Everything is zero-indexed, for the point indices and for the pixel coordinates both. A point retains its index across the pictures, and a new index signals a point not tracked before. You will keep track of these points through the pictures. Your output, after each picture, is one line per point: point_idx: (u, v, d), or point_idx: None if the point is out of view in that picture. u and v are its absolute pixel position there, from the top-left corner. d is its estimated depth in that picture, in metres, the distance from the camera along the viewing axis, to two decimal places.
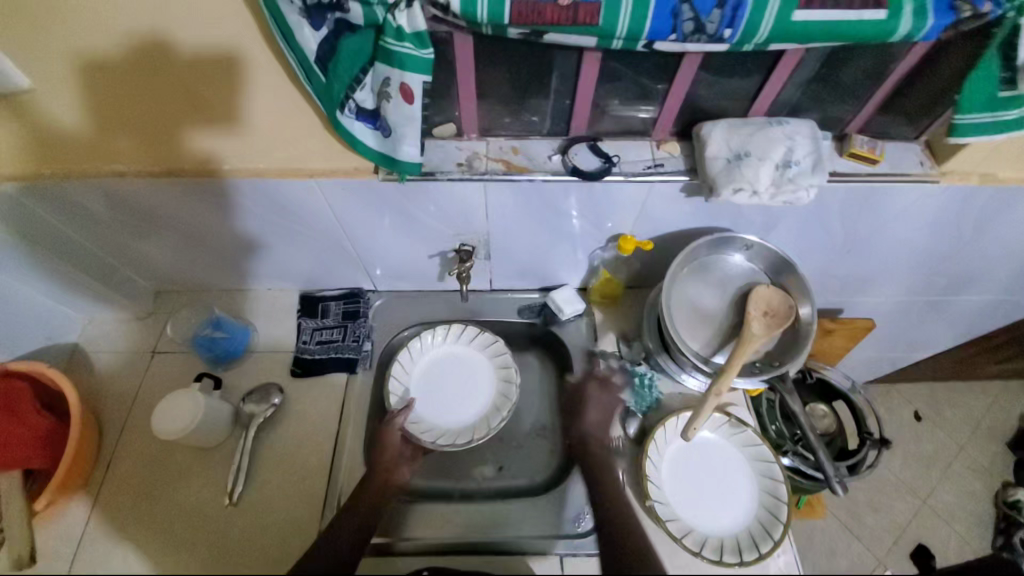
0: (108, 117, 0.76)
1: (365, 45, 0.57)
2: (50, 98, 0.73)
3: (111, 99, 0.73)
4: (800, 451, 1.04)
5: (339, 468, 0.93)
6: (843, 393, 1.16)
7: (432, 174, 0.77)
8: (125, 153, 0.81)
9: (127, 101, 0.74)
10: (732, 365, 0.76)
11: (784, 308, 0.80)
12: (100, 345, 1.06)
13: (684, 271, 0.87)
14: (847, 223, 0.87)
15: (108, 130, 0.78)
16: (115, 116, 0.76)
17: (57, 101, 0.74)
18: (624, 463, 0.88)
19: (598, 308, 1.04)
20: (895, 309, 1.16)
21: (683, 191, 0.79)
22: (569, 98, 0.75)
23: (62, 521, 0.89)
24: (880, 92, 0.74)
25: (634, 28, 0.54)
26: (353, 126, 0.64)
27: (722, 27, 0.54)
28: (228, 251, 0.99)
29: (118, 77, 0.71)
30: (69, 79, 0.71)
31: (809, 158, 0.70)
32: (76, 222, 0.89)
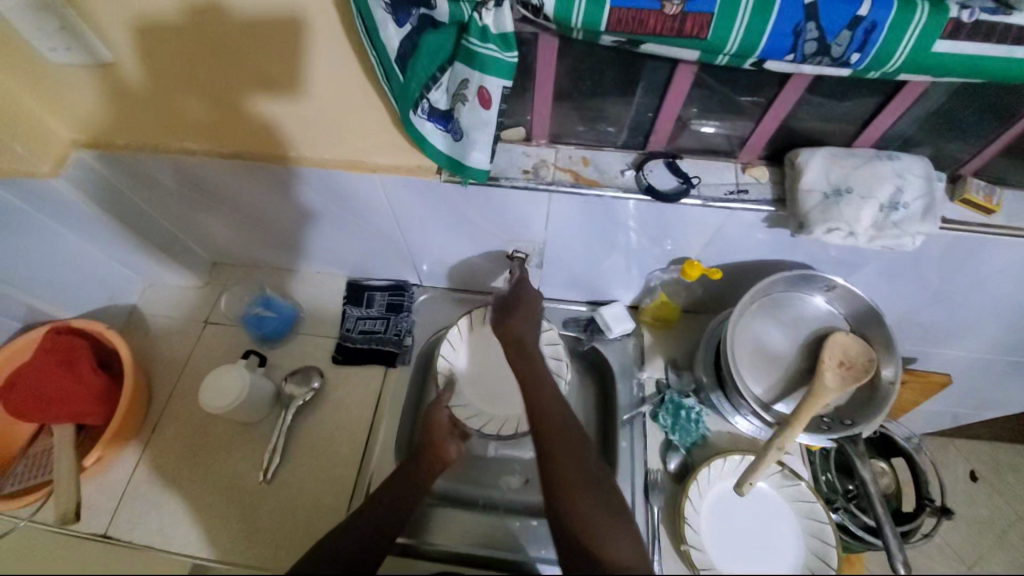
0: (173, 82, 0.75)
1: (446, 42, 0.54)
2: (125, 68, 0.74)
3: (184, 70, 0.73)
4: (852, 509, 0.89)
5: (369, 460, 0.92)
6: (904, 451, 1.04)
7: (496, 180, 0.73)
8: (190, 126, 0.81)
9: (193, 73, 0.73)
10: (800, 417, 0.70)
11: (864, 360, 0.74)
12: (157, 310, 1.10)
13: (753, 305, 0.82)
14: (945, 272, 0.78)
15: (175, 101, 0.78)
16: (181, 86, 0.75)
17: (130, 70, 0.74)
18: (660, 499, 0.84)
19: (648, 329, 0.98)
20: (975, 368, 1.04)
21: (764, 222, 0.73)
22: (651, 111, 0.69)
23: (108, 475, 0.94)
24: (1012, 134, 0.65)
25: (746, 46, 0.50)
26: (423, 126, 0.62)
27: (849, 52, 0.49)
28: (283, 233, 1.00)
29: (180, 39, 0.69)
30: (141, 51, 0.71)
31: (920, 202, 0.63)
32: (146, 190, 0.92)
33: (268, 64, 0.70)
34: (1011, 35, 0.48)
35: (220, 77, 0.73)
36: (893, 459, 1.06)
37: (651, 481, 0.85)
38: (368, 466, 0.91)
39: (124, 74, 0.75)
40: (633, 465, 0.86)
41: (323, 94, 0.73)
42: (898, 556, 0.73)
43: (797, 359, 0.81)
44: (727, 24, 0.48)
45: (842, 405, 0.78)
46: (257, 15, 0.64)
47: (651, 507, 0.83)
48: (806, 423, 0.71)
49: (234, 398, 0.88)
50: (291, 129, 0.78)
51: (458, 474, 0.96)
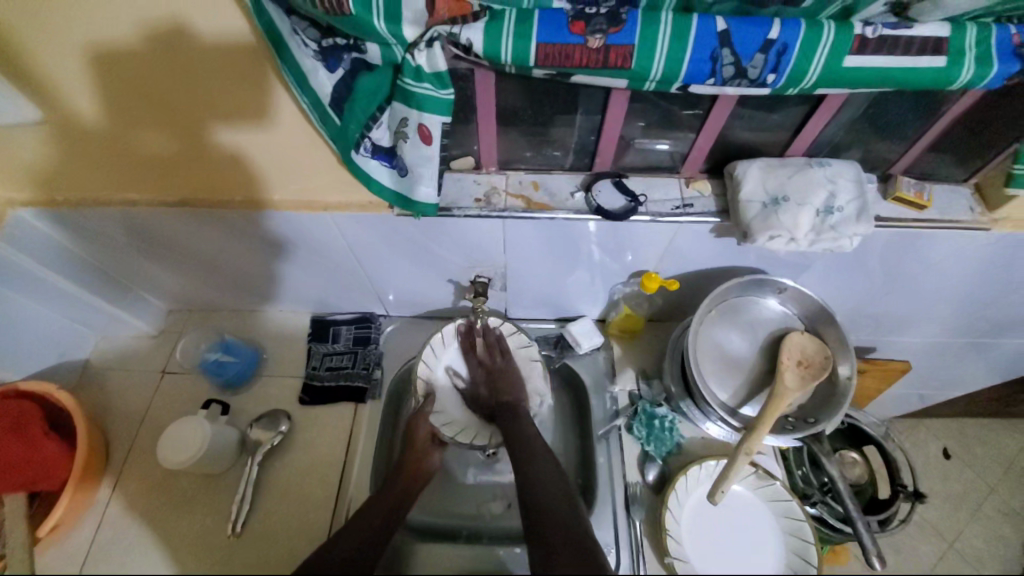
0: (125, 117, 0.70)
1: (382, 84, 0.55)
2: (79, 104, 0.69)
3: (132, 99, 0.68)
4: (828, 502, 0.91)
5: (345, 498, 0.90)
6: (875, 439, 1.07)
7: (448, 211, 0.74)
8: (150, 161, 0.77)
9: (151, 106, 0.68)
10: (764, 421, 0.72)
11: (820, 358, 0.77)
12: (111, 364, 1.05)
13: (712, 312, 0.84)
14: (888, 265, 0.81)
15: (134, 137, 0.73)
16: (140, 116, 0.70)
17: (86, 103, 0.69)
18: (641, 513, 0.84)
19: (616, 342, 0.99)
20: (930, 351, 1.08)
21: (712, 232, 0.75)
22: (593, 133, 0.72)
23: (67, 545, 0.87)
24: (929, 134, 0.70)
25: (669, 72, 0.52)
26: (368, 164, 0.62)
27: (766, 72, 0.52)
28: (239, 274, 0.98)
29: (131, 66, 0.64)
30: (99, 89, 0.67)
31: (853, 204, 0.67)
32: (92, 243, 0.89)
33: (233, 93, 0.66)
34: (911, 48, 0.51)
35: (183, 108, 0.69)
36: (864, 447, 1.09)
37: (630, 495, 0.85)
38: (344, 504, 0.89)
39: (80, 111, 0.70)
40: (611, 480, 0.86)
41: (294, 127, 0.70)
42: (871, 552, 0.75)
43: (759, 361, 0.83)
44: (648, 52, 0.50)
45: (806, 402, 0.81)
46: (211, 46, 0.61)
47: (632, 522, 0.83)
48: (771, 424, 0.73)
49: (197, 450, 0.85)
50: (261, 157, 0.75)
51: (439, 506, 0.94)
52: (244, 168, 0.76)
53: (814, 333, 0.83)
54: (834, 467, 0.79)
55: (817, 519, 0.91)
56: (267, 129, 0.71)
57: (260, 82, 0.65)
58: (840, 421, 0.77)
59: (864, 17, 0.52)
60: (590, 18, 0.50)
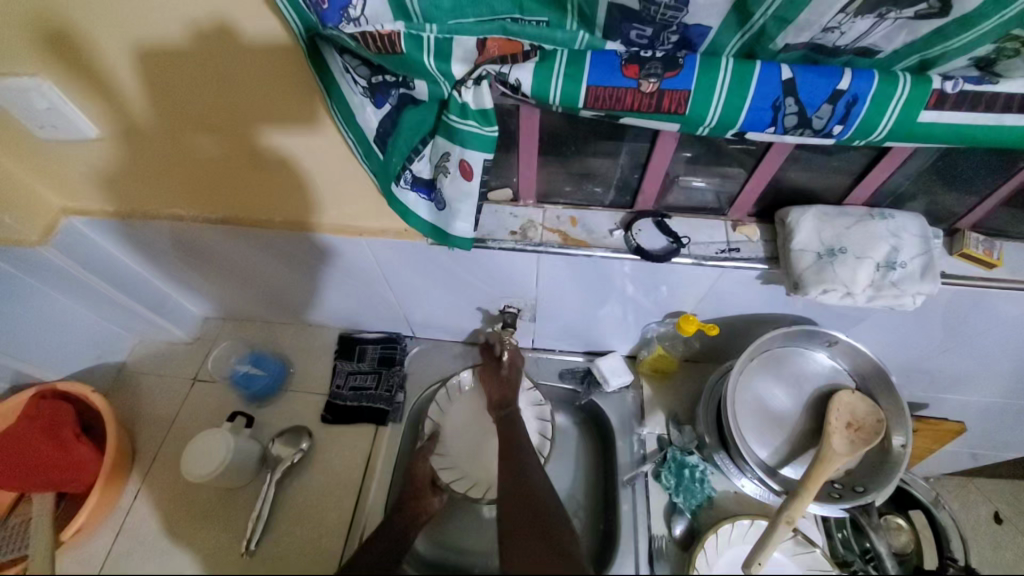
0: (174, 121, 0.70)
1: (427, 117, 0.55)
2: (134, 110, 0.70)
3: (181, 103, 0.67)
4: (872, 574, 0.81)
5: (360, 522, 0.88)
6: (922, 503, 0.98)
7: (483, 242, 0.73)
8: (200, 167, 0.77)
9: (201, 109, 0.68)
10: (809, 487, 0.67)
11: (873, 421, 0.71)
12: (146, 368, 1.08)
13: (753, 361, 0.80)
14: (950, 322, 0.75)
15: (182, 143, 0.74)
16: (190, 125, 0.71)
17: (139, 106, 0.69)
18: (666, 570, 0.79)
19: (646, 382, 0.95)
20: (990, 412, 0.99)
21: (758, 278, 0.71)
22: (637, 172, 0.70)
23: (85, 548, 0.89)
24: (1004, 190, 0.65)
25: (726, 118, 0.49)
26: (407, 197, 0.62)
27: (831, 123, 0.49)
28: (272, 289, 0.99)
29: (177, 69, 0.63)
30: (153, 93, 0.67)
31: (918, 260, 0.62)
32: (139, 250, 0.93)
33: (278, 97, 0.65)
34: (996, 104, 0.48)
35: (229, 113, 0.68)
36: (910, 512, 1.00)
37: (655, 548, 0.80)
38: (357, 534, 0.87)
39: (135, 116, 0.71)
40: (636, 532, 0.81)
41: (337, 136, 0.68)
42: None
43: (803, 418, 0.78)
44: (705, 99, 0.48)
45: (855, 468, 0.75)
46: (257, 66, 0.61)
47: None
48: (816, 491, 0.68)
49: (219, 463, 0.85)
50: (308, 163, 0.74)
51: (455, 540, 0.91)
52: (287, 176, 0.76)
53: (867, 394, 0.77)
54: (880, 542, 0.75)
55: None
56: (312, 133, 0.69)
57: (306, 85, 0.63)
58: (893, 490, 0.71)
59: (942, 70, 0.48)
60: (644, 62, 0.48)
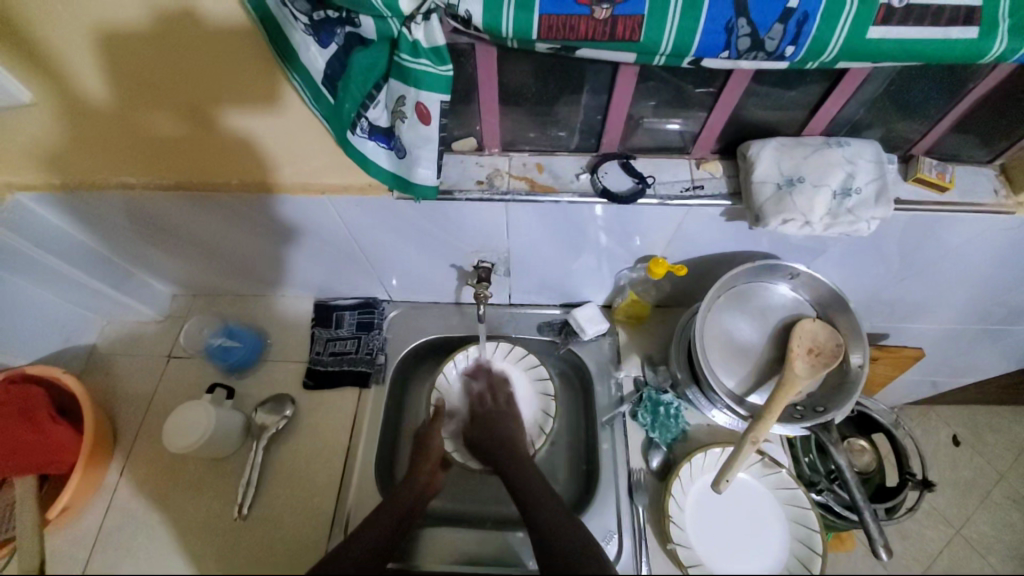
0: (129, 93, 0.69)
1: (378, 60, 0.55)
2: (85, 87, 0.69)
3: (139, 78, 0.67)
4: (836, 491, 0.88)
5: (350, 480, 0.90)
6: (884, 427, 1.03)
7: (449, 193, 0.72)
8: (151, 142, 0.75)
9: (155, 83, 0.67)
10: (772, 408, 0.71)
11: (832, 345, 0.77)
12: (116, 349, 1.05)
13: (719, 298, 0.83)
14: (906, 249, 0.78)
15: (142, 118, 0.72)
16: (149, 99, 0.69)
17: (91, 83, 0.68)
18: (645, 499, 0.83)
19: (622, 328, 0.97)
20: (945, 338, 1.04)
21: (723, 215, 0.73)
22: (600, 113, 0.69)
23: (78, 525, 0.89)
24: (955, 113, 0.66)
25: (680, 45, 0.50)
26: (365, 146, 0.62)
27: (783, 44, 0.50)
28: (239, 260, 0.97)
29: (135, 48, 0.64)
30: (104, 69, 0.66)
31: (872, 186, 0.64)
32: (91, 225, 0.88)
33: (242, 76, 0.66)
34: (943, 18, 0.49)
35: (189, 92, 0.68)
36: (872, 435, 1.05)
37: (634, 481, 0.84)
38: (347, 494, 0.89)
39: (83, 93, 0.69)
40: (615, 467, 0.85)
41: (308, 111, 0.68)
42: (878, 542, 0.73)
43: (768, 348, 0.82)
44: (658, 24, 0.49)
45: (815, 391, 0.80)
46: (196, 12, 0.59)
47: (635, 508, 0.82)
48: (778, 413, 0.72)
49: (202, 433, 0.85)
50: (275, 145, 0.74)
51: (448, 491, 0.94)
52: (253, 154, 0.75)
53: (826, 320, 0.81)
54: (842, 457, 0.75)
55: (822, 506, 0.89)
56: (278, 111, 0.69)
57: (271, 65, 0.63)
58: (850, 408, 0.75)
59: None
60: None
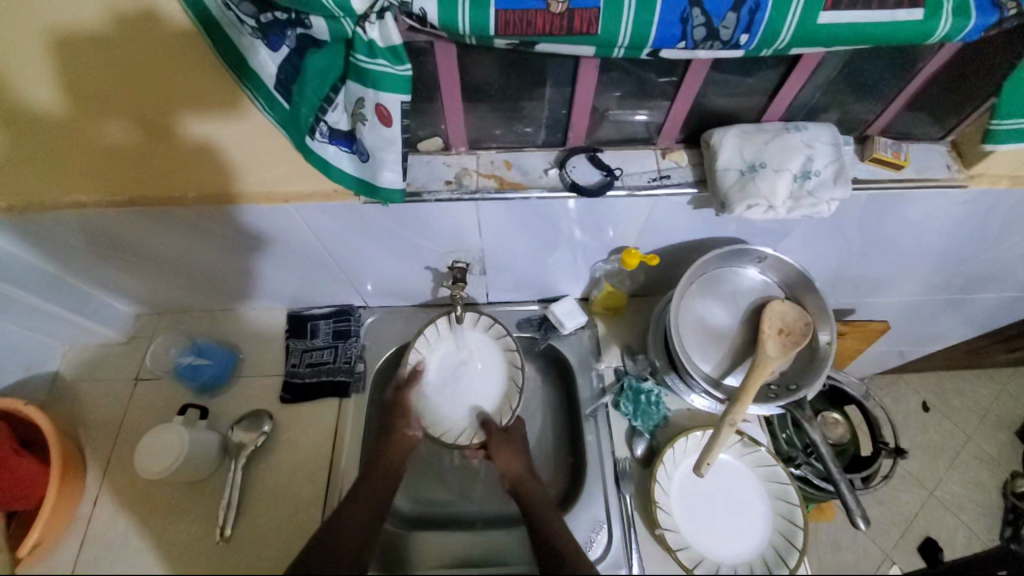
0: (80, 102, 0.64)
1: (333, 61, 0.54)
2: (24, 95, 0.63)
3: (89, 87, 0.63)
4: (814, 464, 0.91)
5: (334, 493, 0.89)
6: (856, 399, 1.07)
7: (418, 195, 0.71)
8: (99, 153, 0.71)
9: (106, 92, 0.63)
10: (748, 389, 0.73)
11: (801, 325, 0.79)
12: (79, 375, 1.00)
13: (692, 286, 0.84)
14: (866, 227, 0.81)
15: (91, 128, 0.68)
16: (98, 109, 0.65)
17: (34, 90, 0.63)
18: (632, 487, 0.84)
19: (600, 320, 0.98)
20: (909, 309, 1.08)
21: (691, 204, 0.74)
22: (565, 107, 0.69)
23: (49, 563, 0.85)
24: (906, 93, 0.69)
25: (638, 37, 0.51)
26: (326, 151, 0.61)
27: (738, 32, 0.51)
28: (205, 274, 0.93)
29: (90, 53, 0.60)
30: (53, 74, 0.61)
31: (831, 168, 0.66)
32: (43, 247, 0.84)
33: (201, 81, 0.62)
34: (887, 2, 0.51)
35: (146, 100, 0.64)
36: (845, 407, 1.09)
37: (620, 469, 0.85)
38: (333, 505, 0.87)
39: (23, 101, 0.64)
40: (601, 458, 0.86)
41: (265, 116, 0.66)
42: (855, 511, 0.75)
43: (740, 331, 0.84)
44: (615, 16, 0.49)
45: (788, 369, 0.82)
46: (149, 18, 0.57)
47: (623, 497, 0.83)
48: (754, 393, 0.74)
49: (177, 456, 0.82)
50: (237, 153, 0.71)
51: (436, 494, 0.93)
52: (213, 163, 0.72)
53: (795, 300, 0.84)
54: (816, 432, 0.77)
55: (801, 479, 0.93)
56: (238, 119, 0.66)
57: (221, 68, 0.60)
58: (821, 384, 0.78)
59: None
60: None
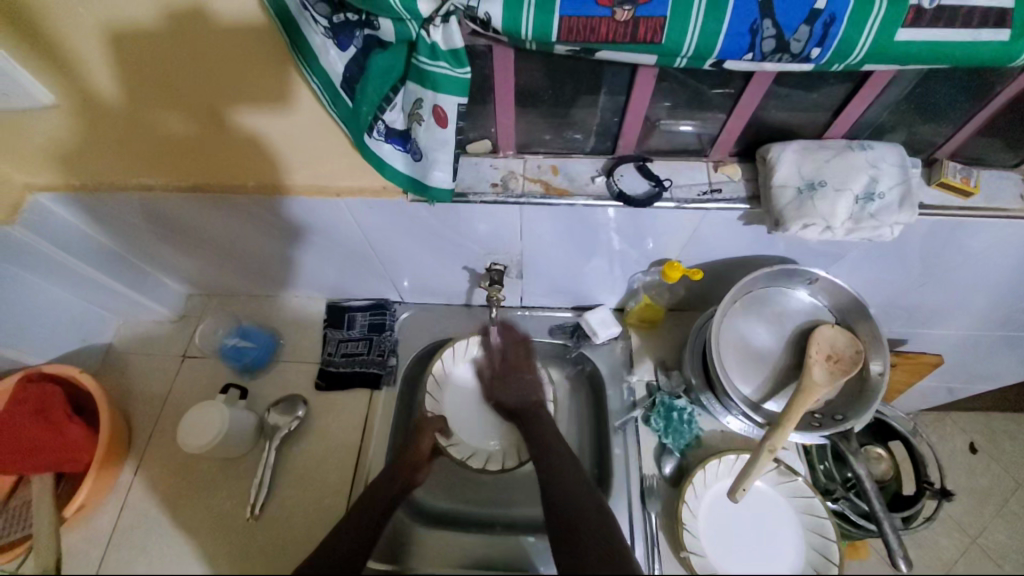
0: (144, 93, 0.68)
1: (397, 60, 0.55)
2: (93, 83, 0.68)
3: (150, 79, 0.66)
4: (853, 499, 0.87)
5: (360, 482, 0.90)
6: (902, 435, 1.00)
7: (464, 195, 0.71)
8: (158, 139, 0.75)
9: (167, 84, 0.67)
10: (789, 417, 0.70)
11: (851, 352, 0.75)
12: (134, 347, 1.06)
13: (736, 303, 0.82)
14: (928, 255, 0.77)
15: (155, 119, 0.72)
16: (161, 100, 0.69)
17: (98, 77, 0.67)
18: (657, 505, 0.82)
19: (634, 332, 0.96)
20: (967, 344, 1.01)
21: (741, 219, 0.72)
22: (618, 115, 0.68)
23: (92, 523, 0.90)
24: (978, 117, 0.65)
25: (702, 47, 0.50)
26: (381, 148, 0.62)
27: (809, 46, 0.49)
28: (253, 260, 0.97)
29: (149, 48, 0.63)
30: (119, 68, 0.65)
31: (896, 190, 0.63)
32: (110, 226, 0.89)
33: (255, 79, 0.65)
34: (975, 20, 0.48)
35: (202, 92, 0.68)
36: (889, 443, 1.03)
37: (647, 487, 0.83)
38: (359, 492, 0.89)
39: (90, 87, 0.68)
40: (628, 473, 0.85)
41: (318, 107, 0.68)
42: (896, 552, 0.71)
43: (784, 355, 0.81)
44: (680, 25, 0.48)
45: (834, 398, 0.78)
46: (203, 12, 0.58)
47: (648, 514, 0.81)
48: (797, 421, 0.71)
49: (215, 434, 0.86)
50: (292, 146, 0.74)
51: (459, 494, 0.93)
52: (268, 156, 0.75)
53: (845, 327, 0.80)
54: (861, 466, 0.74)
55: (837, 514, 0.88)
56: (291, 112, 0.69)
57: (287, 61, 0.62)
58: (869, 418, 0.74)
59: None
60: None
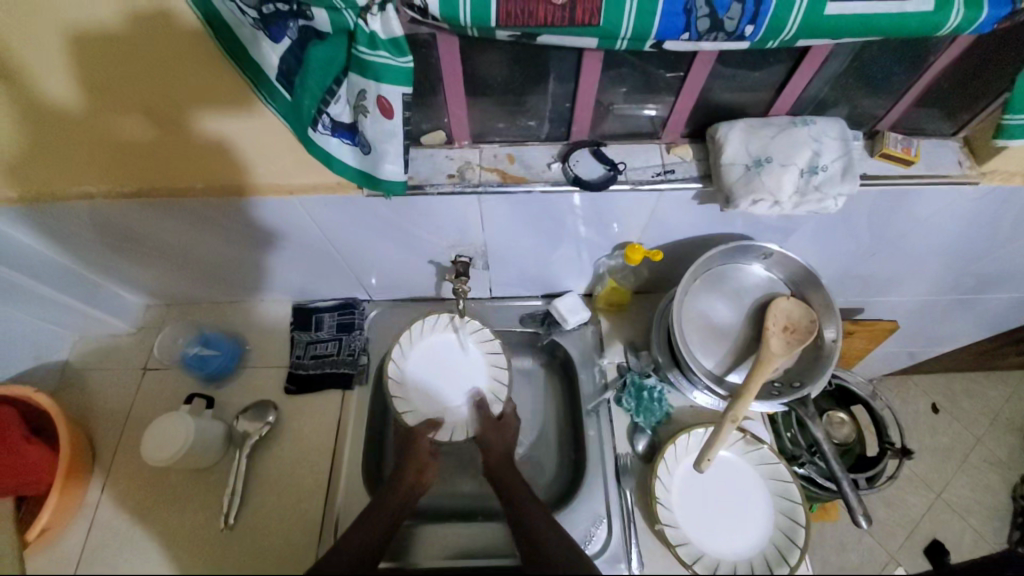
0: (103, 97, 0.64)
1: (333, 52, 0.54)
2: (44, 87, 0.63)
3: (107, 83, 0.63)
4: (817, 463, 0.91)
5: (337, 485, 0.89)
6: (862, 398, 1.05)
7: (421, 187, 0.71)
8: (110, 145, 0.71)
9: (125, 88, 0.63)
10: (750, 387, 0.72)
11: (806, 322, 0.78)
12: (92, 363, 1.02)
13: (697, 281, 0.84)
14: (875, 224, 0.80)
15: (111, 124, 0.68)
16: (121, 104, 0.65)
17: (50, 82, 0.62)
18: (632, 483, 0.84)
19: (603, 316, 0.98)
20: (919, 309, 1.06)
21: (695, 198, 0.73)
22: (569, 101, 0.69)
23: (58, 545, 0.87)
24: (916, 88, 0.67)
25: (640, 29, 0.50)
26: (328, 143, 0.61)
27: (742, 24, 0.50)
28: (211, 266, 0.94)
29: (114, 51, 0.59)
30: (74, 71, 0.61)
31: (838, 163, 0.65)
32: (54, 238, 0.85)
33: (214, 85, 0.63)
34: None
35: (157, 97, 0.65)
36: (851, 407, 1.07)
37: (621, 466, 0.85)
38: (335, 494, 0.88)
39: (41, 92, 0.63)
40: (602, 454, 0.86)
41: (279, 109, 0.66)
42: (857, 510, 0.75)
43: (744, 328, 0.83)
44: (617, 7, 0.49)
45: (792, 367, 0.81)
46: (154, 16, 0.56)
47: (623, 492, 0.83)
48: (757, 390, 0.74)
49: (180, 446, 0.83)
50: (248, 149, 0.71)
51: (438, 488, 0.93)
52: (225, 160, 0.73)
53: (800, 298, 0.83)
54: (819, 430, 0.77)
55: (804, 478, 0.93)
56: (253, 116, 0.67)
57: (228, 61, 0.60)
58: (825, 382, 0.77)
59: None
60: None
